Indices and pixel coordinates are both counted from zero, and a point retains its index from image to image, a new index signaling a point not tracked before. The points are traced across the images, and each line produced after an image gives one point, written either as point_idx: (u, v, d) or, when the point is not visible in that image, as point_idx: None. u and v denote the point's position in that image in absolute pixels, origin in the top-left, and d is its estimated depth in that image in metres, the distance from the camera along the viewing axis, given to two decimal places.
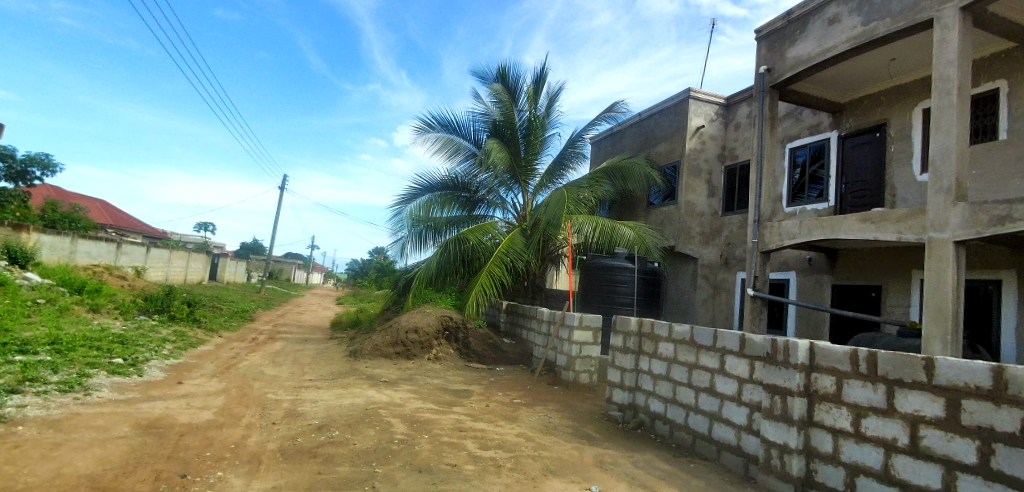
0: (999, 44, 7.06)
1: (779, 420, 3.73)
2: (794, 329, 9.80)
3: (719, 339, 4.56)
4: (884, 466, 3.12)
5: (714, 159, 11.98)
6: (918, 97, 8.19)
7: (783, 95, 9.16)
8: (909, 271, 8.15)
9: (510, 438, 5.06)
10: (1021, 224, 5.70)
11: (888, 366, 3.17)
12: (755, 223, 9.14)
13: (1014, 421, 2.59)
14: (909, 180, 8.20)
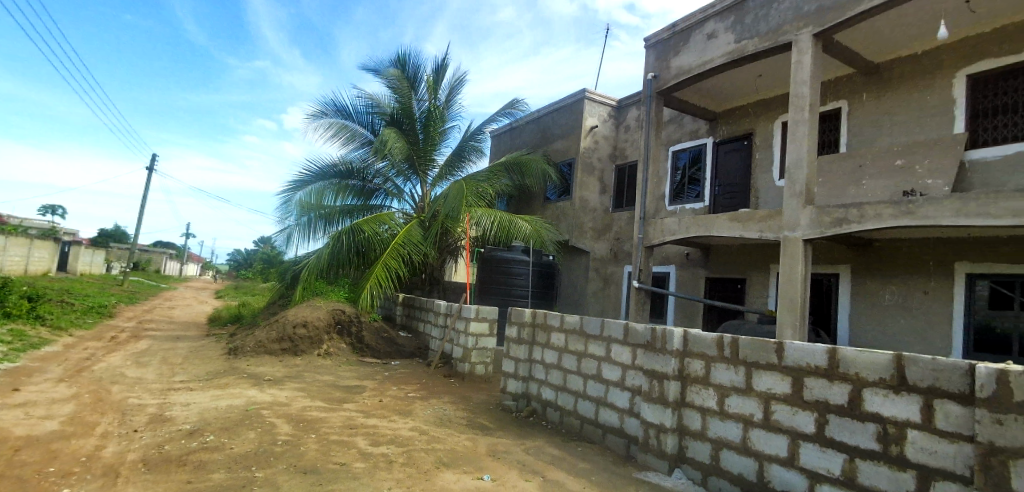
0: (841, 69, 8.14)
1: (657, 402, 4.04)
2: (674, 318, 10.66)
3: (605, 329, 4.82)
4: (743, 439, 3.49)
5: (606, 158, 12.61)
6: (778, 111, 9.21)
7: (667, 101, 9.86)
8: (768, 265, 9.16)
9: (403, 432, 4.98)
10: (853, 225, 6.64)
11: (747, 350, 3.55)
12: (641, 220, 9.77)
13: (842, 394, 2.99)
14: (770, 184, 9.20)
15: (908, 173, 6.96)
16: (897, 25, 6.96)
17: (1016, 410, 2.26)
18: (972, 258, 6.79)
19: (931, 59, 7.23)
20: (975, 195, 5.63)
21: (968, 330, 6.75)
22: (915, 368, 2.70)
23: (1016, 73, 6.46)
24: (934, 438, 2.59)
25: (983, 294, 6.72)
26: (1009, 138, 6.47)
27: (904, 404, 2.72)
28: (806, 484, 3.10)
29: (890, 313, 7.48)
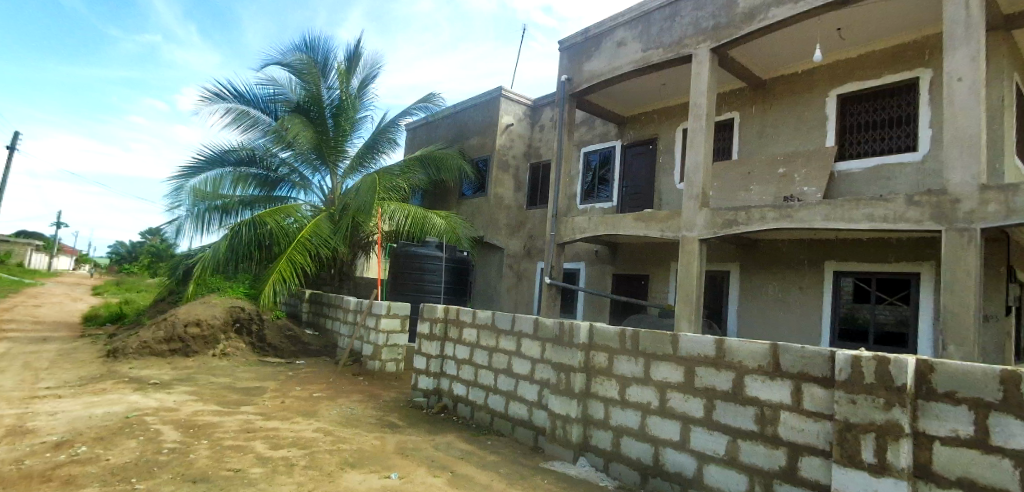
0: (734, 83, 8.84)
1: (563, 394, 4.19)
2: (583, 312, 11.08)
3: (516, 323, 4.90)
4: (641, 426, 3.70)
5: (521, 156, 12.81)
6: (680, 119, 9.83)
7: (578, 104, 10.19)
8: (668, 262, 9.76)
9: (307, 434, 4.77)
10: (741, 227, 7.26)
11: (646, 342, 3.76)
12: (553, 218, 10.04)
13: (728, 381, 3.25)
14: (671, 187, 9.81)
15: (788, 180, 7.72)
16: (780, 46, 7.68)
17: (866, 390, 2.58)
18: (838, 258, 7.66)
19: (808, 79, 8.05)
20: (841, 202, 6.35)
21: (834, 321, 7.62)
22: (788, 355, 2.99)
23: (874, 95, 7.37)
24: (802, 418, 2.89)
25: (847, 290, 7.60)
26: (868, 153, 7.36)
27: (779, 388, 3.01)
28: (695, 465, 3.35)
29: (771, 307, 8.26)
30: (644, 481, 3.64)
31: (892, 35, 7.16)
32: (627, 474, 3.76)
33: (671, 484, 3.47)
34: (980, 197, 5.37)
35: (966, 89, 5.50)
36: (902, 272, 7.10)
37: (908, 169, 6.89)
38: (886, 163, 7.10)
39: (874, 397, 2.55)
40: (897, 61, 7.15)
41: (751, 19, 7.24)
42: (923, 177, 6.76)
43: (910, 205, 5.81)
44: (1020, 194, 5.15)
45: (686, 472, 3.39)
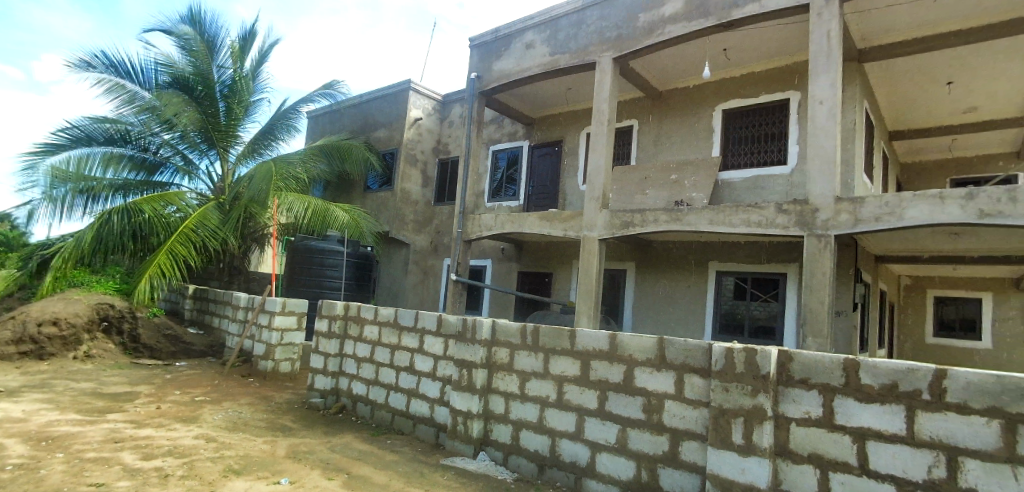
0: (634, 92, 9.36)
1: (465, 390, 4.21)
2: (488, 309, 11.20)
3: (419, 320, 4.85)
4: (539, 419, 3.82)
5: (429, 151, 12.67)
6: (584, 123, 10.22)
7: (487, 102, 10.26)
8: (570, 261, 10.13)
9: (186, 441, 4.39)
10: (637, 228, 7.71)
11: (545, 338, 3.88)
12: (460, 214, 10.06)
13: (619, 373, 3.45)
14: (575, 188, 10.18)
15: (679, 186, 8.31)
16: (675, 61, 8.24)
17: (737, 378, 2.85)
18: (720, 259, 8.38)
19: (698, 93, 8.72)
20: (723, 207, 6.95)
21: (716, 317, 8.34)
22: (673, 348, 3.23)
23: (753, 112, 8.14)
24: (683, 405, 3.13)
25: (727, 288, 8.33)
26: (746, 164, 8.12)
27: (664, 378, 3.23)
28: (589, 453, 3.51)
29: (662, 304, 8.86)
30: (541, 471, 3.76)
31: (769, 59, 7.95)
32: (525, 465, 3.86)
33: (566, 474, 3.61)
34: (834, 207, 6.12)
35: (825, 112, 6.24)
36: (772, 273, 7.92)
37: (779, 180, 7.69)
38: (761, 174, 7.88)
39: (744, 384, 2.82)
40: (772, 82, 7.95)
41: (649, 33, 7.70)
42: (790, 188, 7.58)
43: (780, 213, 6.50)
44: (865, 206, 5.94)
45: (580, 461, 3.55)
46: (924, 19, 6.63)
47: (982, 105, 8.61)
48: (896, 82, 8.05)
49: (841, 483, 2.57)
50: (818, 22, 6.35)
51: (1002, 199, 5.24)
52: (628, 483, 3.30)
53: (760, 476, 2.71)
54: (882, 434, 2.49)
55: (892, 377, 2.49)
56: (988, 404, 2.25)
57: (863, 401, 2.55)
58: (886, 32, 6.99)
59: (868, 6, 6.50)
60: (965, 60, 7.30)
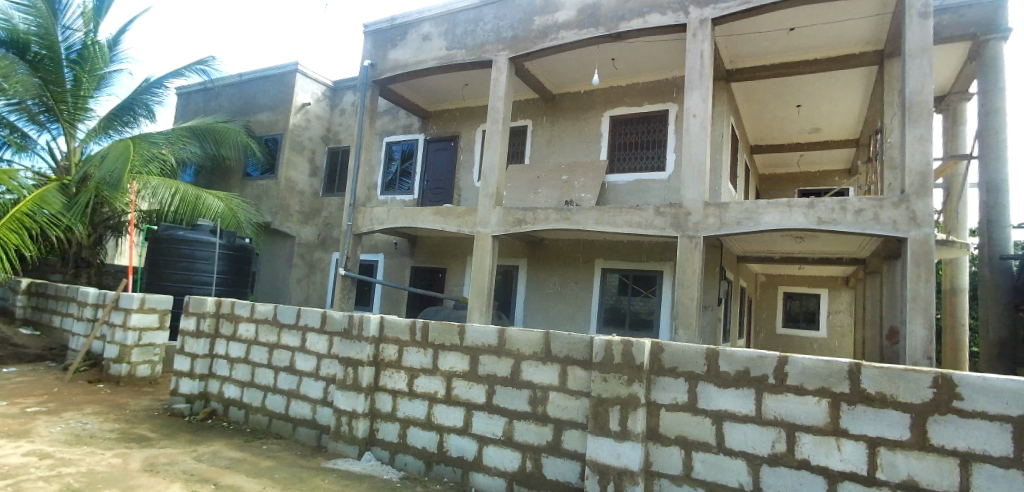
0: (528, 93, 9.58)
1: (350, 389, 4.05)
2: (380, 305, 10.90)
3: (301, 317, 4.58)
4: (427, 415, 3.79)
5: (317, 139, 12.01)
6: (480, 120, 10.27)
7: (382, 92, 9.96)
8: (464, 257, 10.16)
9: (12, 460, 3.77)
10: (528, 226, 7.91)
11: (435, 333, 3.85)
12: (350, 207, 9.69)
13: (507, 367, 3.51)
14: (470, 184, 10.22)
15: (569, 186, 8.66)
16: (567, 66, 8.57)
17: (615, 369, 3.03)
18: (606, 257, 8.87)
19: (588, 98, 9.13)
20: (608, 208, 7.35)
21: (600, 311, 8.82)
22: (558, 342, 3.34)
23: (637, 120, 8.71)
24: (566, 396, 3.26)
25: (611, 284, 8.84)
26: (630, 169, 8.67)
27: (549, 371, 3.34)
28: (476, 447, 3.55)
29: (551, 299, 9.19)
30: (428, 468, 3.73)
31: (651, 72, 8.55)
32: (412, 463, 3.81)
33: (453, 469, 3.62)
34: (704, 211, 6.73)
35: (698, 124, 6.84)
36: (651, 270, 8.53)
37: (658, 185, 8.30)
38: (643, 179, 8.45)
39: (621, 374, 3.01)
40: (654, 94, 8.56)
41: (543, 37, 7.92)
42: (667, 193, 8.22)
43: (657, 215, 7.01)
44: (728, 211, 6.61)
45: (467, 456, 3.58)
46: (779, 47, 7.50)
47: (822, 127, 9.95)
48: (756, 101, 9.05)
49: (702, 461, 2.82)
50: (693, 42, 6.92)
51: (835, 208, 6.09)
52: (513, 474, 3.38)
53: (634, 460, 2.90)
54: (736, 415, 2.78)
55: (745, 364, 2.79)
56: (818, 385, 2.60)
57: (721, 386, 2.83)
58: (749, 56, 7.81)
59: (735, 32, 7.22)
60: (810, 86, 8.38)
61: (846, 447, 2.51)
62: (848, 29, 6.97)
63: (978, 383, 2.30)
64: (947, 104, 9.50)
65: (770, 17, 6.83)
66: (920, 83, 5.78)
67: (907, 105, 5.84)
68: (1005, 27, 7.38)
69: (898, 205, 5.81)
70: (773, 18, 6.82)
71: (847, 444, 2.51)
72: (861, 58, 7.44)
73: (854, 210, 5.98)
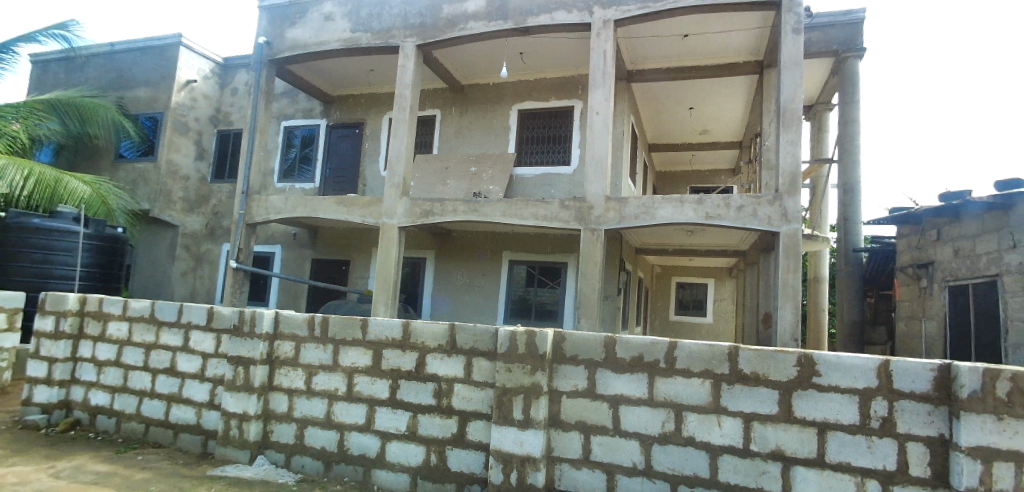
0: (436, 83, 9.43)
1: (240, 390, 3.77)
2: (277, 299, 10.28)
3: (183, 314, 4.19)
4: (327, 413, 3.63)
5: (205, 120, 11.01)
6: (386, 107, 9.96)
7: (279, 73, 9.34)
8: (370, 248, 9.84)
9: None
10: (435, 218, 7.82)
11: (335, 328, 3.69)
12: (242, 194, 9.04)
13: (411, 361, 3.44)
14: (376, 174, 9.90)
15: (477, 178, 8.66)
16: (476, 57, 8.54)
17: (519, 359, 3.08)
18: (513, 249, 9.00)
19: (497, 91, 9.17)
20: (515, 201, 7.45)
21: (507, 303, 8.94)
22: (463, 333, 3.33)
23: (544, 115, 8.89)
24: (471, 388, 3.27)
25: (518, 276, 8.98)
26: (537, 163, 8.84)
27: (454, 363, 3.33)
28: (379, 444, 3.46)
29: (459, 291, 9.18)
30: (327, 469, 3.58)
31: (557, 69, 8.76)
32: (310, 465, 3.63)
33: (354, 468, 3.50)
34: (605, 205, 7.04)
35: (601, 122, 7.12)
36: (556, 262, 8.79)
37: (563, 179, 8.55)
38: (549, 173, 8.66)
39: (524, 364, 3.06)
40: (560, 90, 8.78)
41: (452, 26, 7.84)
42: (572, 187, 8.49)
43: (562, 208, 7.22)
44: (627, 206, 6.96)
45: (370, 453, 3.48)
46: (675, 51, 7.99)
47: (711, 129, 10.76)
48: (654, 102, 9.58)
49: (599, 444, 2.96)
50: (596, 42, 7.17)
51: (721, 205, 6.62)
52: (417, 468, 3.34)
53: (536, 447, 2.98)
54: (631, 399, 2.93)
55: (639, 350, 2.95)
56: (703, 367, 2.82)
57: (618, 371, 2.98)
58: (648, 59, 8.25)
59: (635, 34, 7.58)
60: (701, 91, 9.01)
61: (726, 423, 2.74)
62: (734, 39, 7.58)
63: (833, 361, 2.60)
64: (814, 113, 10.65)
65: (666, 23, 7.25)
66: (792, 93, 6.43)
67: (781, 112, 6.47)
68: (860, 47, 8.41)
69: (772, 203, 6.44)
70: (669, 24, 7.24)
71: (727, 421, 2.74)
72: (745, 67, 8.12)
73: (737, 206, 6.54)
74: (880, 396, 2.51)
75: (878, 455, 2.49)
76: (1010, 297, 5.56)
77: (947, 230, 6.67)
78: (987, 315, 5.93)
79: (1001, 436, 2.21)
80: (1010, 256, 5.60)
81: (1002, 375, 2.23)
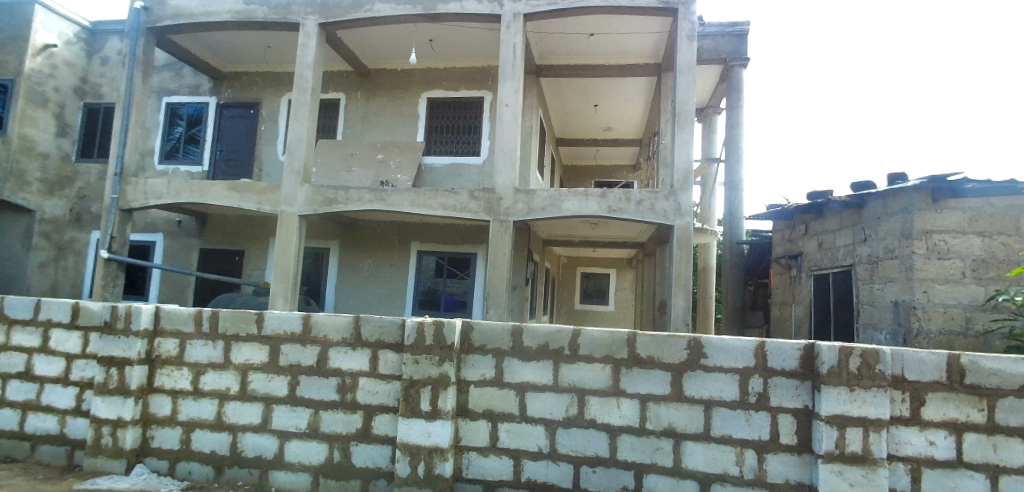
0: (341, 65, 9.01)
1: (113, 394, 3.39)
2: (158, 293, 9.35)
3: (41, 311, 3.69)
4: (217, 415, 3.37)
5: (68, 92, 9.66)
6: (285, 88, 9.36)
7: (159, 43, 8.49)
8: (267, 238, 9.24)
9: None
10: (339, 206, 7.50)
11: (226, 323, 3.43)
12: (115, 176, 8.11)
13: (312, 356, 3.29)
14: (273, 158, 9.29)
15: (384, 166, 8.42)
16: (383, 41, 8.27)
17: (426, 350, 3.04)
18: (421, 239, 8.87)
19: (405, 77, 8.95)
20: (423, 191, 7.34)
21: (416, 294, 8.81)
22: (368, 326, 3.23)
23: (454, 105, 8.82)
24: (376, 381, 3.18)
25: (427, 266, 8.88)
26: (446, 152, 8.77)
27: (358, 357, 3.22)
28: (277, 444, 3.27)
29: (365, 283, 8.90)
30: (218, 474, 3.33)
31: (467, 58, 8.71)
32: (197, 471, 3.36)
33: (249, 471, 3.29)
34: (513, 197, 7.13)
35: (509, 114, 7.20)
36: (465, 253, 8.79)
37: (473, 170, 8.55)
38: (458, 163, 8.62)
39: (431, 355, 3.03)
40: (470, 80, 8.75)
41: (357, 7, 7.54)
42: (481, 178, 8.52)
43: (471, 199, 7.22)
44: (535, 198, 7.11)
45: (266, 455, 3.29)
46: (581, 49, 8.24)
47: (614, 127, 11.26)
48: (561, 97, 9.84)
49: (506, 431, 3.02)
50: (506, 34, 7.22)
51: (622, 198, 6.96)
52: (319, 467, 3.21)
53: (443, 437, 2.97)
54: (536, 385, 3.01)
55: (545, 338, 3.04)
56: (604, 353, 2.96)
57: (524, 359, 3.05)
58: (556, 54, 8.44)
59: (544, 30, 7.72)
60: (605, 89, 9.39)
61: (624, 405, 2.91)
62: (635, 41, 7.97)
63: (718, 344, 2.84)
64: (705, 116, 11.49)
65: (573, 21, 7.46)
66: (686, 95, 6.89)
67: (676, 113, 6.92)
68: (744, 57, 9.19)
69: (668, 198, 6.88)
70: (576, 22, 7.46)
71: (625, 402, 2.91)
72: (645, 69, 8.57)
73: (637, 200, 6.92)
74: (756, 374, 2.79)
75: (755, 427, 2.76)
76: (861, 284, 6.39)
77: (812, 225, 7.50)
78: (844, 300, 6.78)
79: (851, 404, 2.54)
80: (862, 249, 6.44)
81: (853, 351, 2.56)
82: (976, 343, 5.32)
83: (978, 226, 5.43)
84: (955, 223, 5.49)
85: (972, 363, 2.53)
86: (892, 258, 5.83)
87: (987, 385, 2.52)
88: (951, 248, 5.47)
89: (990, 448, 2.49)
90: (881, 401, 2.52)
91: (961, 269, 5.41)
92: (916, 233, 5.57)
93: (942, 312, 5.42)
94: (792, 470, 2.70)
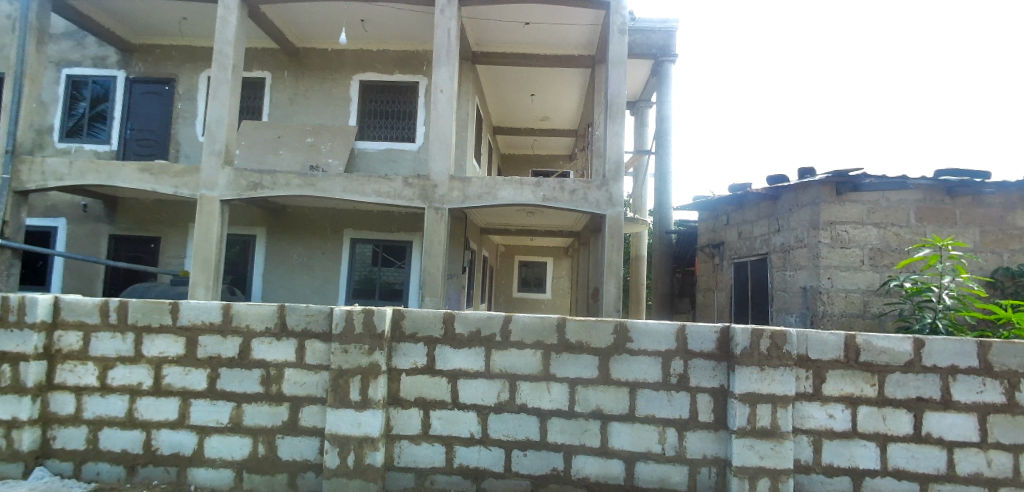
0: (265, 42, 8.55)
1: (6, 392, 3.11)
2: (61, 283, 8.59)
3: None
4: (128, 412, 3.16)
5: None
6: (205, 64, 8.78)
7: (56, 7, 7.74)
8: (186, 224, 8.68)
9: None
10: (265, 192, 7.16)
11: (136, 314, 3.20)
12: (6, 154, 7.36)
13: (233, 347, 3.14)
14: (192, 138, 8.73)
15: (314, 150, 8.08)
16: (311, 19, 7.91)
17: (356, 339, 2.98)
18: (355, 227, 8.63)
19: (336, 58, 8.63)
20: (355, 176, 7.13)
21: (350, 283, 8.59)
22: (294, 315, 3.11)
23: (389, 88, 8.62)
24: (303, 372, 3.08)
25: (360, 254, 8.67)
26: (380, 137, 8.57)
27: (284, 347, 3.10)
28: (195, 440, 3.11)
29: (295, 271, 8.57)
30: (130, 474, 3.13)
31: (401, 41, 8.51)
32: (107, 471, 3.15)
33: (165, 469, 3.12)
34: (449, 184, 7.07)
35: (445, 100, 7.12)
36: (401, 240, 8.67)
37: (407, 156, 8.43)
38: (393, 149, 8.45)
39: (361, 344, 2.97)
40: (404, 64, 8.57)
41: None
42: (416, 164, 8.41)
43: (405, 186, 7.10)
44: (471, 185, 7.09)
45: (184, 451, 3.12)
46: (517, 37, 8.24)
47: (551, 116, 11.40)
48: (497, 85, 9.79)
49: (438, 418, 3.02)
50: (441, 18, 7.13)
51: (556, 188, 7.07)
52: (242, 462, 3.08)
53: (374, 427, 2.93)
54: (468, 372, 3.03)
55: (477, 325, 3.05)
56: (535, 339, 3.01)
57: (456, 347, 3.05)
58: (492, 42, 8.40)
59: (480, 16, 7.66)
60: (542, 78, 9.47)
61: (554, 389, 2.98)
62: (570, 32, 8.07)
63: (643, 329, 2.96)
64: (637, 109, 11.85)
65: (509, 10, 7.45)
66: (618, 87, 7.06)
67: (609, 104, 7.09)
68: (673, 54, 9.55)
69: (600, 188, 7.06)
70: (511, 10, 7.45)
71: (555, 387, 2.98)
72: (580, 60, 8.71)
73: (570, 190, 7.04)
74: (678, 356, 2.93)
75: (676, 406, 2.91)
76: (775, 271, 6.86)
77: (734, 215, 7.93)
78: (760, 286, 7.27)
79: (762, 382, 2.74)
80: (776, 238, 6.89)
81: (764, 333, 2.75)
82: (872, 324, 5.85)
83: (876, 218, 5.94)
84: (856, 215, 5.98)
85: (866, 342, 2.79)
86: (803, 247, 6.28)
87: (879, 362, 2.79)
88: (852, 237, 5.96)
89: (880, 419, 2.76)
90: (788, 378, 2.73)
91: (861, 257, 5.92)
92: (822, 223, 6.02)
93: (844, 296, 5.91)
94: (708, 445, 2.88)
